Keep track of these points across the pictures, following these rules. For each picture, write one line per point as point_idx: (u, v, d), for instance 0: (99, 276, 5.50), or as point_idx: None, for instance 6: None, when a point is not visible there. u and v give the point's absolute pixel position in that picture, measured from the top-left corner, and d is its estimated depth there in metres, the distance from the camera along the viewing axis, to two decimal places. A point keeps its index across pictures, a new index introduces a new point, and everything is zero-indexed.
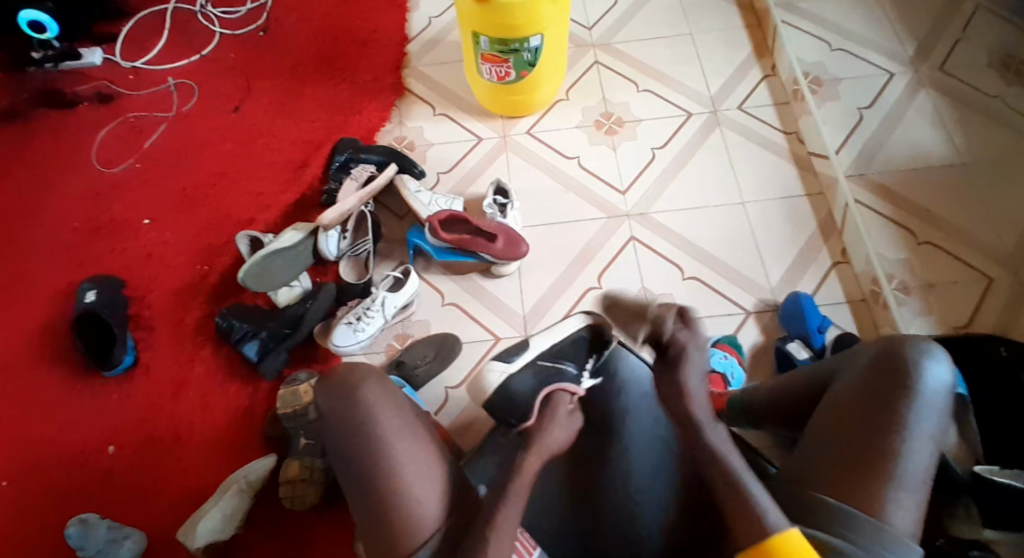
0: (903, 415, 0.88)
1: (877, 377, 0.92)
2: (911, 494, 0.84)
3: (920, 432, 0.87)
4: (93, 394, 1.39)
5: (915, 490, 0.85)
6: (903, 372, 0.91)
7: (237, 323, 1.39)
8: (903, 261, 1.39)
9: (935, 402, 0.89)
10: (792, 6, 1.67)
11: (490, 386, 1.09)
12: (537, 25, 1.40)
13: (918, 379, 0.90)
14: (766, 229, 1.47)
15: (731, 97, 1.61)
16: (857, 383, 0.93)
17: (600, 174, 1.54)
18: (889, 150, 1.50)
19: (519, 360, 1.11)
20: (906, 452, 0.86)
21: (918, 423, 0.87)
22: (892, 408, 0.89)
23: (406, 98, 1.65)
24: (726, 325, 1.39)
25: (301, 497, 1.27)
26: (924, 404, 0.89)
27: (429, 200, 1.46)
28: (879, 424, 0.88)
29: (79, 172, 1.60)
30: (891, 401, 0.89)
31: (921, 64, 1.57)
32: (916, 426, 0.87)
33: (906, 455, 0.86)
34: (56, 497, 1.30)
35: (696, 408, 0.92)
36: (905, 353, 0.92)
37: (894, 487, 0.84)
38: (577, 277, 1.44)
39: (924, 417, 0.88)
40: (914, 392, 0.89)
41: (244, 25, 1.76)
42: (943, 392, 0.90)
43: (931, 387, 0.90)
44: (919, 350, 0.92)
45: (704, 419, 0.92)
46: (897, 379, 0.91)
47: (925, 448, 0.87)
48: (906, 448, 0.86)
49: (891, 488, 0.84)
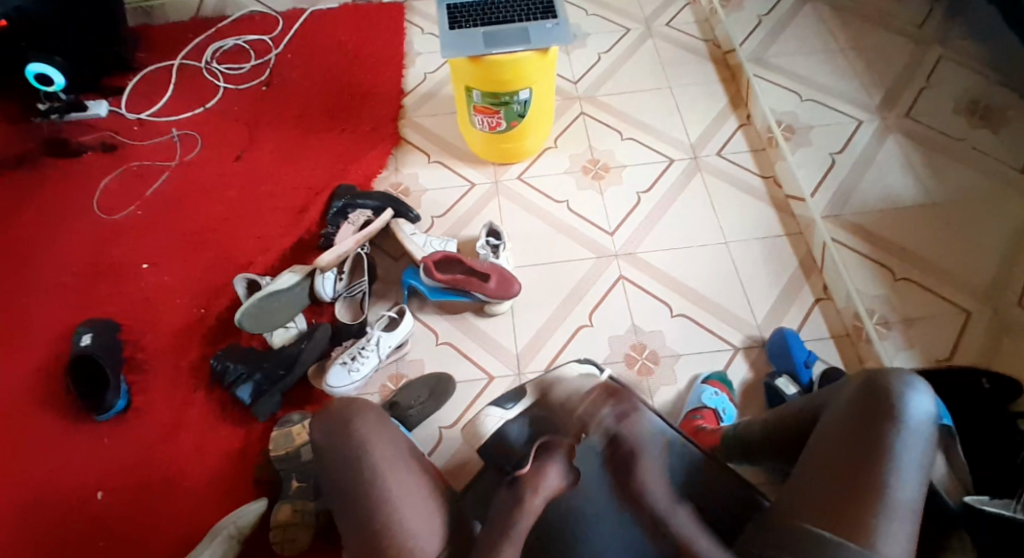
0: (889, 445, 0.88)
1: (862, 407, 0.92)
2: (903, 522, 0.83)
3: (908, 459, 0.87)
4: (86, 436, 1.38)
5: (905, 518, 0.84)
6: (888, 403, 0.91)
7: (232, 365, 1.41)
8: (882, 297, 1.44)
9: (921, 433, 0.89)
10: (765, 62, 1.78)
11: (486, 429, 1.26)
12: (526, 80, 1.48)
13: (902, 408, 0.90)
14: (750, 268, 1.52)
15: (711, 144, 1.70)
16: (843, 416, 0.93)
17: (588, 217, 1.60)
18: (862, 194, 1.57)
19: (515, 406, 1.26)
20: (894, 479, 0.86)
21: (906, 452, 0.87)
22: (877, 437, 0.88)
23: (402, 147, 1.72)
24: (715, 361, 1.42)
25: (291, 542, 1.26)
26: (910, 433, 0.89)
27: (424, 242, 1.51)
28: (866, 451, 0.88)
29: (82, 218, 1.63)
30: (875, 429, 0.89)
31: (888, 112, 1.66)
32: (904, 455, 0.87)
33: (895, 482, 0.85)
34: (43, 541, 1.28)
35: (655, 500, 0.96)
36: (890, 386, 0.93)
37: (887, 515, 0.83)
38: (568, 316, 1.48)
39: (911, 445, 0.88)
40: (900, 420, 0.89)
41: (247, 80, 1.84)
42: (927, 421, 0.90)
43: (915, 416, 0.90)
44: (902, 382, 0.93)
45: (665, 507, 0.95)
46: (881, 409, 0.91)
47: (914, 477, 0.86)
48: (895, 475, 0.86)
49: (881, 514, 0.83)
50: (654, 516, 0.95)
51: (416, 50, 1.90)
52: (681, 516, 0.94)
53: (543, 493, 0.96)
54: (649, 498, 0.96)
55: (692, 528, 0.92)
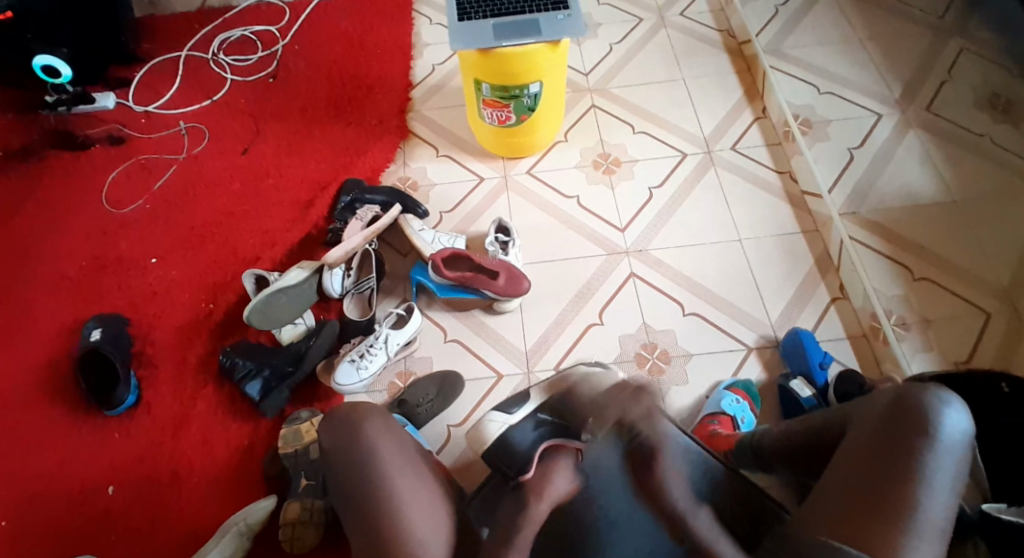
0: (922, 464, 0.85)
1: (895, 421, 0.89)
2: (930, 544, 0.81)
3: (941, 480, 0.84)
4: (94, 431, 1.38)
5: (934, 538, 0.82)
6: (922, 419, 0.88)
7: (240, 361, 1.40)
8: (900, 297, 1.41)
9: (953, 453, 0.86)
10: (782, 54, 1.75)
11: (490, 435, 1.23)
12: (537, 73, 1.45)
13: (936, 425, 0.87)
14: (765, 266, 1.49)
15: (725, 138, 1.66)
16: (874, 429, 0.90)
17: (599, 212, 1.57)
18: (880, 190, 1.53)
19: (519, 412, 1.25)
20: (925, 500, 0.83)
21: (938, 472, 0.84)
22: (910, 455, 0.86)
23: (410, 140, 1.70)
24: (727, 363, 1.39)
25: (301, 540, 1.25)
26: (943, 452, 0.86)
27: (432, 238, 1.49)
28: (897, 469, 0.85)
29: (91, 211, 1.63)
30: (908, 446, 0.86)
31: (908, 104, 1.57)
32: (936, 474, 0.84)
33: (927, 503, 0.83)
34: (53, 537, 1.28)
35: (676, 496, 0.91)
36: (923, 401, 0.89)
37: (915, 535, 0.81)
38: (578, 314, 1.46)
39: (943, 465, 0.85)
40: (933, 438, 0.86)
41: (254, 72, 1.82)
42: (961, 439, 0.87)
43: (949, 434, 0.87)
44: (936, 398, 0.89)
45: (686, 505, 0.90)
46: (913, 425, 0.88)
47: (945, 497, 0.83)
48: (926, 496, 0.83)
49: (909, 534, 0.81)
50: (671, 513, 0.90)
51: (425, 41, 1.87)
52: (703, 517, 0.89)
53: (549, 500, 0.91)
54: (670, 493, 0.91)
55: (710, 527, 0.88)
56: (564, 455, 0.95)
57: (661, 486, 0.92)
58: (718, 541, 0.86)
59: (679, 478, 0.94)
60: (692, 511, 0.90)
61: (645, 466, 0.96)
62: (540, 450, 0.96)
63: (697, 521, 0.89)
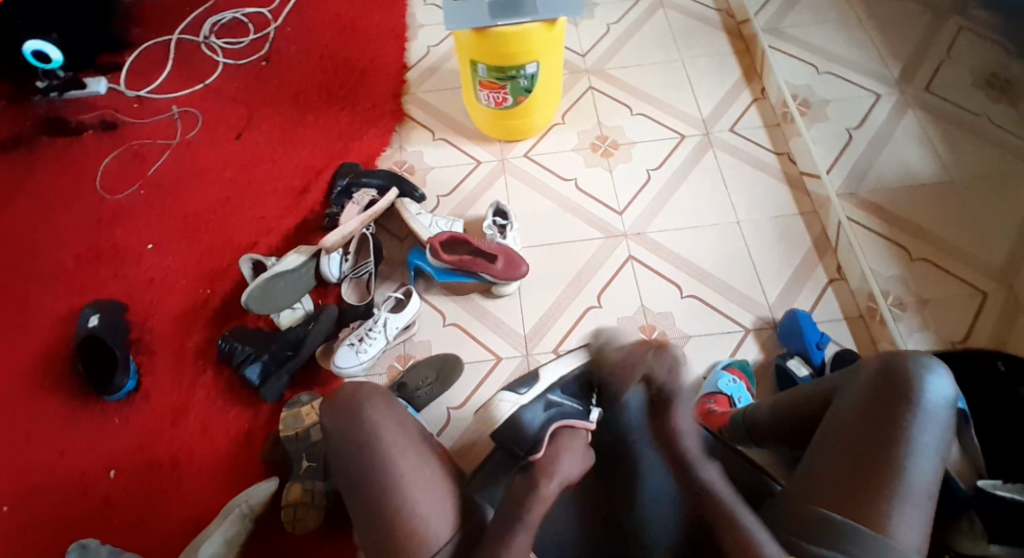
0: (906, 431, 0.85)
1: (879, 390, 0.89)
2: (916, 510, 0.82)
3: (926, 448, 0.84)
4: (93, 420, 1.39)
5: (921, 505, 0.82)
6: (906, 387, 0.88)
7: (239, 346, 1.40)
8: (897, 278, 1.41)
9: (937, 419, 0.86)
10: (780, 33, 1.73)
11: (501, 416, 1.15)
12: (532, 53, 1.43)
13: (919, 392, 0.87)
14: (762, 248, 1.49)
15: (722, 120, 1.66)
16: (860, 398, 0.90)
17: (597, 195, 1.57)
18: (879, 169, 1.53)
19: (529, 392, 1.15)
20: (910, 467, 0.83)
21: (923, 439, 0.85)
22: (894, 423, 0.86)
23: (406, 124, 1.69)
24: (725, 344, 1.40)
25: (302, 521, 1.25)
26: (926, 420, 0.86)
27: (429, 222, 1.49)
28: (882, 437, 0.85)
29: (85, 198, 1.62)
30: (891, 413, 0.87)
31: (907, 84, 1.58)
32: (920, 440, 0.85)
33: (911, 471, 0.83)
34: (55, 524, 1.29)
35: (686, 443, 0.88)
36: (909, 369, 0.89)
37: (900, 504, 0.82)
38: (577, 295, 1.46)
39: (927, 432, 0.85)
40: (917, 406, 0.86)
41: (247, 55, 1.80)
42: (944, 405, 0.87)
43: (932, 400, 0.87)
44: (919, 366, 0.89)
45: (695, 454, 0.87)
46: (897, 395, 0.88)
47: (930, 463, 0.84)
48: (911, 462, 0.83)
49: (895, 501, 0.82)
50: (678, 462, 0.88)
51: (419, 22, 1.85)
52: (711, 467, 0.87)
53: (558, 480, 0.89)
54: (683, 441, 0.88)
55: (719, 475, 0.86)
56: (574, 435, 0.95)
57: (676, 426, 0.89)
58: (723, 489, 0.84)
59: (690, 416, 0.92)
60: (702, 461, 0.87)
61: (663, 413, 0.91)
62: (551, 431, 0.96)
63: (706, 469, 0.86)
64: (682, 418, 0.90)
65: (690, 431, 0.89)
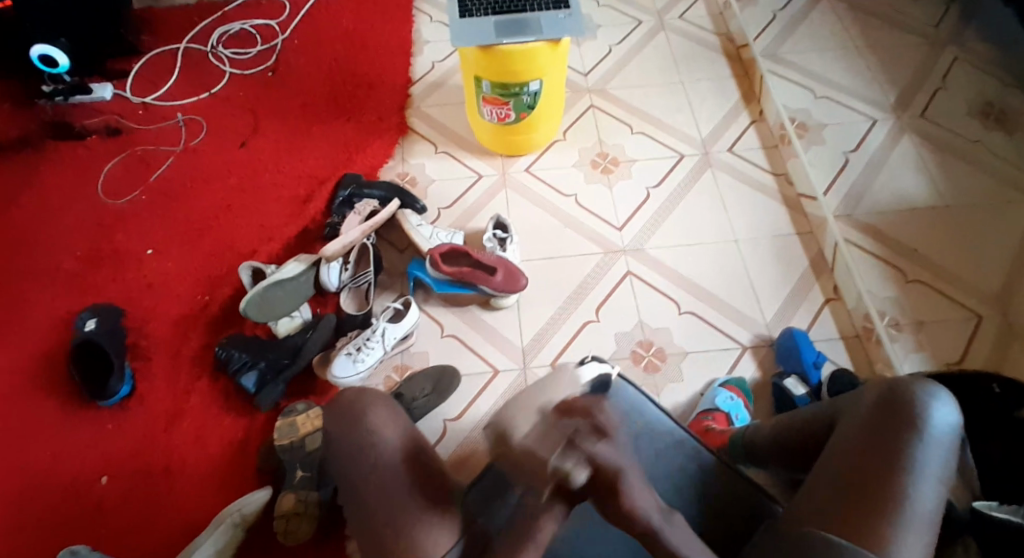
0: (910, 456, 0.86)
1: (884, 415, 0.90)
2: (920, 534, 0.82)
3: (929, 472, 0.85)
4: (86, 423, 1.37)
5: (924, 530, 0.82)
6: (910, 414, 0.89)
7: (236, 353, 1.39)
8: (894, 299, 1.42)
9: (941, 446, 0.87)
10: (779, 57, 1.76)
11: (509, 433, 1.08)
12: (537, 70, 1.45)
13: (923, 419, 0.88)
14: (760, 266, 1.51)
15: (721, 140, 1.68)
16: (864, 422, 0.91)
17: (597, 211, 1.58)
18: (875, 194, 1.55)
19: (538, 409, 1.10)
20: (914, 492, 0.84)
21: (925, 463, 0.85)
22: (898, 448, 0.86)
23: (409, 137, 1.71)
24: (723, 361, 1.40)
25: (295, 531, 1.24)
26: (930, 446, 0.87)
27: (430, 233, 1.49)
28: (884, 461, 0.86)
29: (86, 202, 1.62)
30: (896, 439, 0.87)
31: (902, 112, 1.64)
32: (924, 466, 0.85)
33: (915, 495, 0.83)
34: (43, 528, 1.27)
35: (643, 513, 0.80)
36: (911, 395, 0.90)
37: (904, 528, 0.82)
38: (575, 310, 1.47)
39: (931, 458, 0.86)
40: (921, 432, 0.87)
41: (253, 66, 1.82)
42: (948, 433, 0.88)
43: (936, 427, 0.88)
44: (923, 392, 0.91)
45: (657, 521, 0.80)
46: (901, 421, 0.89)
47: (934, 489, 0.84)
48: (915, 487, 0.84)
49: (899, 524, 0.82)
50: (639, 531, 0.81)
51: (424, 38, 1.88)
52: (676, 530, 0.81)
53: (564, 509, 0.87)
54: (641, 510, 0.80)
55: (685, 537, 0.81)
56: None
57: (631, 503, 0.80)
58: (694, 556, 0.79)
59: (641, 484, 0.83)
60: (665, 525, 0.81)
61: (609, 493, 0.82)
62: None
63: (671, 533, 0.80)
64: (636, 493, 0.81)
65: (646, 500, 0.81)
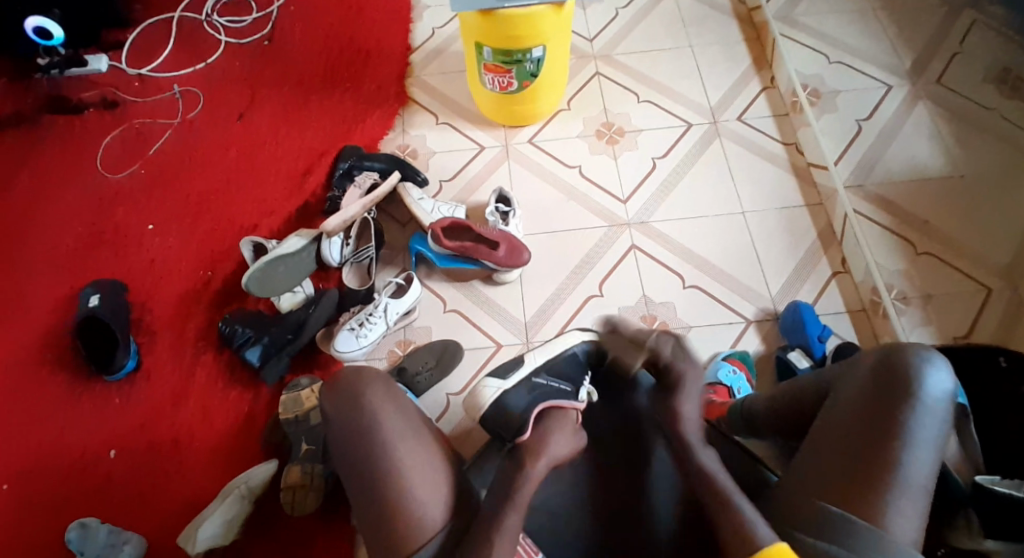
0: (903, 425, 0.84)
1: (877, 383, 0.88)
2: (912, 502, 0.81)
3: (924, 437, 0.84)
4: (92, 400, 1.39)
5: (917, 497, 0.81)
6: (906, 381, 0.86)
7: (239, 328, 1.40)
8: (902, 272, 1.39)
9: (936, 412, 0.85)
10: (792, 20, 1.70)
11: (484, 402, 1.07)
12: (539, 37, 1.41)
13: (918, 385, 0.86)
14: (767, 238, 1.48)
15: (731, 108, 1.64)
16: (857, 391, 0.89)
17: (601, 183, 1.56)
18: (887, 163, 1.51)
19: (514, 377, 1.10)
20: (908, 460, 0.82)
21: (919, 431, 0.84)
22: (891, 416, 0.85)
23: (410, 107, 1.67)
24: (727, 335, 1.39)
25: (301, 503, 1.26)
26: (925, 413, 0.85)
27: (432, 207, 1.47)
28: (877, 431, 0.84)
29: (86, 177, 1.61)
30: (889, 407, 0.86)
31: (918, 78, 1.58)
32: (918, 433, 0.84)
33: (908, 463, 0.82)
34: (55, 502, 1.30)
35: (686, 429, 0.93)
36: (906, 361, 0.88)
37: (897, 497, 0.81)
38: (578, 286, 1.45)
39: (925, 425, 0.84)
40: (916, 400, 0.85)
41: (250, 34, 1.78)
42: (944, 399, 0.86)
43: (932, 394, 0.86)
44: (919, 358, 0.88)
45: (696, 439, 0.92)
46: (896, 389, 0.86)
47: (928, 456, 0.83)
48: (909, 456, 0.83)
49: (891, 494, 0.81)
50: (680, 446, 0.92)
51: (424, 3, 1.83)
52: (710, 454, 0.91)
53: (545, 459, 0.92)
54: (683, 426, 0.93)
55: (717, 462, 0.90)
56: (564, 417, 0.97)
57: (679, 408, 0.94)
58: (723, 475, 0.88)
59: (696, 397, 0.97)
60: (702, 448, 0.92)
61: (668, 399, 0.96)
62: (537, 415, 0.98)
63: (706, 457, 0.90)
64: (686, 400, 0.95)
65: (695, 417, 0.95)
